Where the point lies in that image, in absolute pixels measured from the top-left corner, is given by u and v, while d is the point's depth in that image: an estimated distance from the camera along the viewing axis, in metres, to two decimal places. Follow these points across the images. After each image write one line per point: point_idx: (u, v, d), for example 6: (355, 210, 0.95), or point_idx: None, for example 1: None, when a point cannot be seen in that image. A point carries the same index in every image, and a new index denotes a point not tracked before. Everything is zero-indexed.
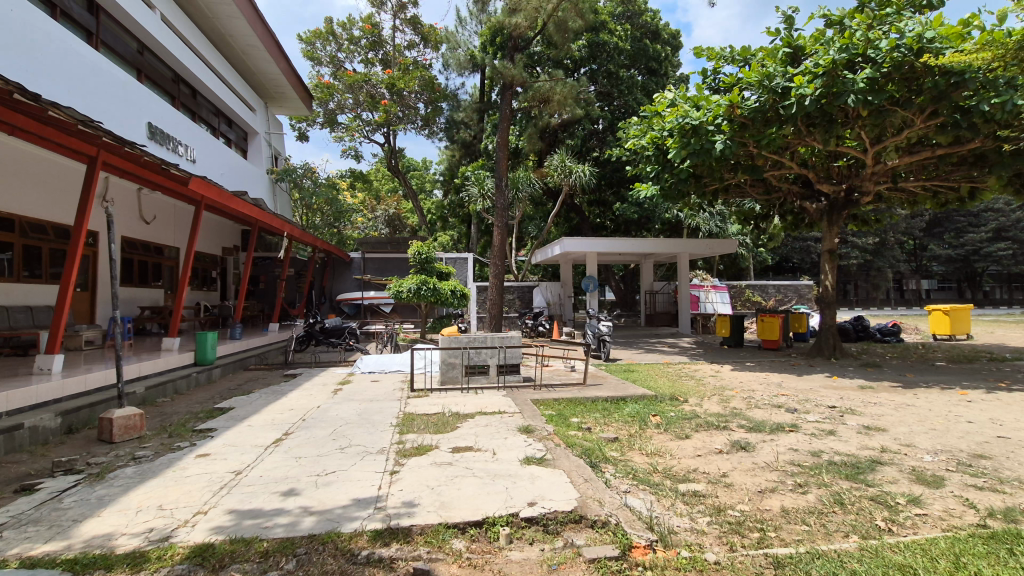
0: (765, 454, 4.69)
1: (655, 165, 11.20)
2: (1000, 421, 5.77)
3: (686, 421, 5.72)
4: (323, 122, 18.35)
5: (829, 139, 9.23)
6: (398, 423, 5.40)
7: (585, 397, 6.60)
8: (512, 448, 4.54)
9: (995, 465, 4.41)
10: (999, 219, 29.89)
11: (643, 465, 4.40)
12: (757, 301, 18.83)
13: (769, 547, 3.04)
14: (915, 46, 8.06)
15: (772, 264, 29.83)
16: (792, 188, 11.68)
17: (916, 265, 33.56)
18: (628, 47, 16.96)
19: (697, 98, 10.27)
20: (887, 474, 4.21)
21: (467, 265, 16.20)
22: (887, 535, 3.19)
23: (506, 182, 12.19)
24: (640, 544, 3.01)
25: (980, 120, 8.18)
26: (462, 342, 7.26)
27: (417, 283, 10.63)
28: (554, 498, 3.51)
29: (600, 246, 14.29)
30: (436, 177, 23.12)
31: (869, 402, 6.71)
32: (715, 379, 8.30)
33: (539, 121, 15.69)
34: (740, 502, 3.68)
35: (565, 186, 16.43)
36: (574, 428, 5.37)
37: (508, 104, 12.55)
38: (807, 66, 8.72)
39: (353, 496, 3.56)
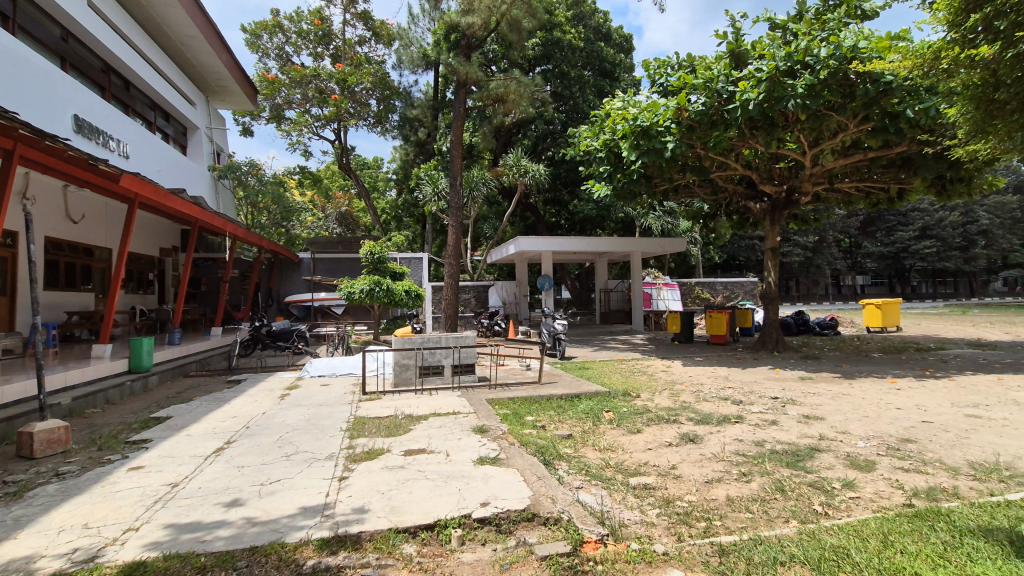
0: (711, 445, 4.84)
1: (608, 166, 11.43)
2: (925, 407, 6.19)
3: (638, 416, 5.84)
4: (269, 117, 17.68)
5: (770, 141, 9.62)
6: (348, 427, 5.26)
7: (540, 395, 6.63)
8: (465, 449, 4.50)
9: (920, 449, 4.71)
10: (924, 219, 32.06)
11: (595, 460, 4.44)
12: (706, 298, 19.48)
13: (715, 536, 3.13)
14: (848, 55, 8.50)
15: (720, 262, 30.95)
16: (737, 188, 12.15)
17: (852, 262, 35.56)
18: (582, 48, 17.19)
19: (647, 102, 10.52)
20: (824, 461, 4.42)
21: (422, 265, 16.01)
22: (823, 519, 3.34)
23: (460, 182, 12.09)
24: (591, 540, 3.04)
25: (907, 126, 8.73)
26: (416, 342, 7.14)
27: (370, 284, 10.39)
28: (507, 498, 3.49)
29: (554, 245, 14.41)
30: (390, 175, 22.76)
31: (808, 392, 7.05)
32: (666, 375, 8.51)
33: (494, 119, 15.68)
34: (687, 493, 3.78)
35: (520, 186, 16.50)
36: (528, 426, 5.38)
37: (462, 103, 12.46)
38: (750, 71, 9.06)
39: (299, 504, 3.44)
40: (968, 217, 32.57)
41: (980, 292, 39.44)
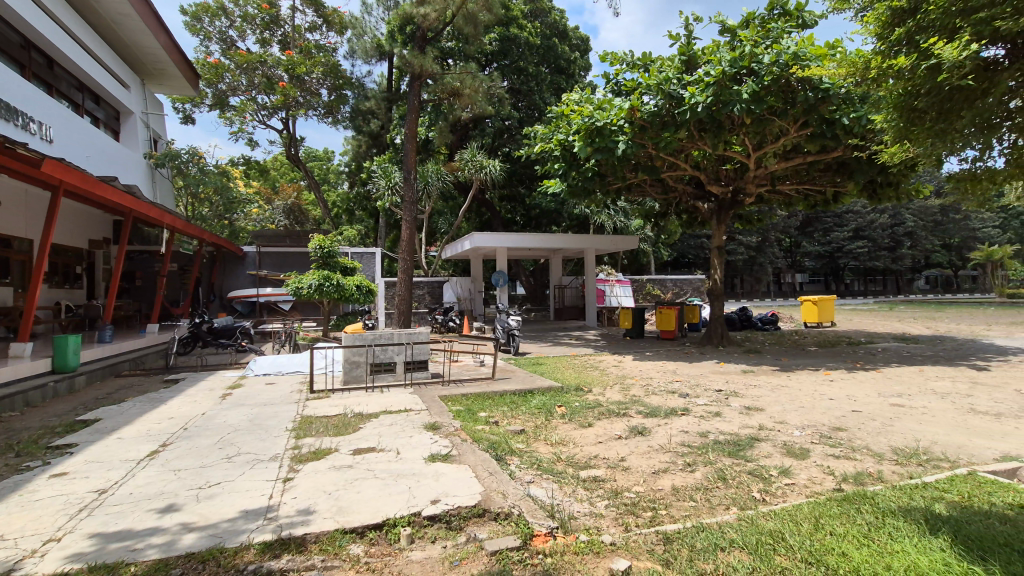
0: (659, 437, 4.99)
1: (562, 164, 11.57)
2: (854, 397, 6.61)
3: (589, 410, 5.94)
4: (211, 103, 16.85)
5: (718, 144, 9.97)
6: (294, 427, 5.09)
7: (494, 391, 6.64)
8: (416, 447, 4.44)
9: (849, 436, 5.01)
10: (857, 221, 34.15)
11: (547, 455, 4.49)
12: (656, 294, 20.04)
13: (660, 525, 3.22)
14: (790, 63, 8.89)
15: (670, 259, 31.90)
16: (686, 188, 12.54)
17: (791, 260, 37.44)
18: (538, 45, 17.26)
19: (600, 101, 10.69)
20: (762, 450, 4.64)
21: (375, 260, 15.70)
22: (761, 505, 3.50)
23: (414, 175, 11.91)
24: (541, 533, 3.07)
25: (842, 132, 9.23)
26: (367, 339, 6.97)
27: (319, 279, 10.06)
28: (458, 494, 3.48)
29: (509, 241, 14.44)
30: (342, 168, 22.21)
31: (750, 385, 7.39)
32: (617, 370, 8.69)
33: (450, 114, 15.54)
34: (635, 484, 3.88)
35: (475, 181, 16.44)
36: (481, 422, 5.37)
37: (417, 95, 12.25)
38: (699, 75, 9.32)
39: (240, 508, 3.30)
40: (896, 219, 34.90)
41: (904, 290, 42.45)
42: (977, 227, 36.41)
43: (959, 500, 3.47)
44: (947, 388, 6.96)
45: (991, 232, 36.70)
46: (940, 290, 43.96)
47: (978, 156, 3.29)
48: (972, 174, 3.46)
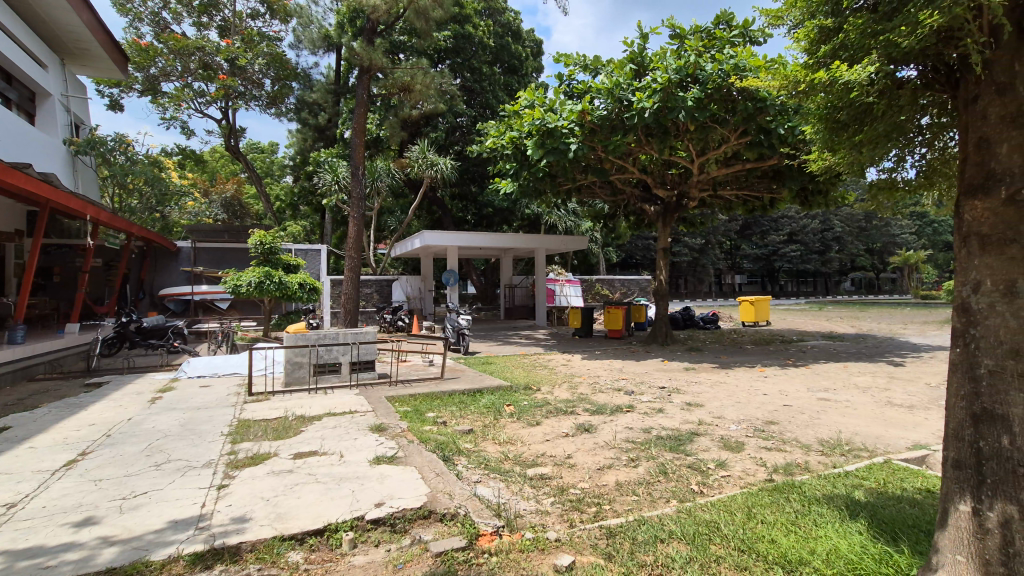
0: (604, 434, 5.10)
1: (514, 164, 11.63)
2: (785, 392, 7.01)
3: (537, 409, 6.00)
4: (141, 89, 15.84)
5: (664, 148, 10.29)
6: (230, 431, 4.85)
7: (442, 391, 6.58)
8: (361, 449, 4.34)
9: (781, 429, 5.30)
10: (791, 226, 36.20)
11: (494, 454, 4.50)
12: (604, 294, 20.49)
13: (604, 520, 3.29)
14: (731, 73, 9.31)
15: (618, 260, 32.66)
16: (634, 191, 12.89)
17: (731, 262, 39.20)
18: (491, 45, 17.24)
19: (552, 103, 10.80)
20: (701, 444, 4.83)
21: (320, 258, 15.23)
22: (699, 497, 3.65)
23: (362, 171, 11.63)
24: (486, 532, 3.07)
25: (778, 141, 9.73)
26: (310, 339, 6.76)
27: (259, 276, 9.64)
28: (403, 496, 3.43)
29: (459, 239, 14.35)
30: (286, 161, 21.43)
31: (691, 381, 7.69)
32: (566, 368, 8.82)
33: (400, 110, 15.30)
34: (580, 480, 3.95)
35: (426, 179, 16.23)
36: (428, 423, 5.31)
37: (365, 89, 11.95)
38: (647, 82, 9.60)
39: (169, 518, 3.12)
40: (826, 225, 37.21)
41: (832, 291, 45.36)
42: (896, 234, 39.38)
43: (875, 487, 3.74)
44: (867, 383, 7.49)
45: (908, 238, 39.77)
46: (863, 292, 47.27)
47: (893, 166, 3.52)
48: (887, 184, 3.70)
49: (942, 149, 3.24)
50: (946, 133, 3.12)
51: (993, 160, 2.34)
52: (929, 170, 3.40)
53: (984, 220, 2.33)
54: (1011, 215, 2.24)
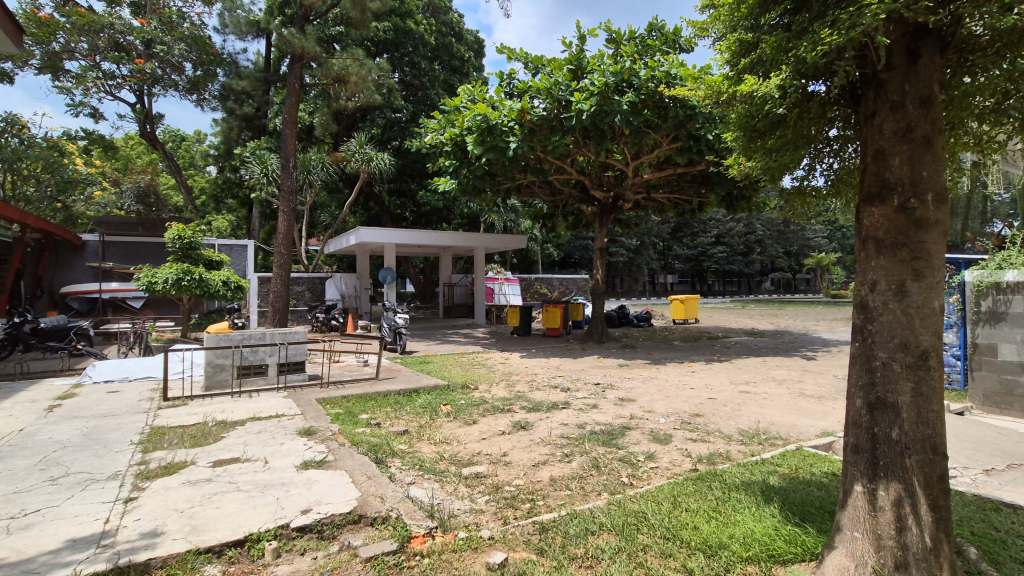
0: (540, 431, 5.16)
1: (454, 160, 11.56)
2: (711, 385, 7.40)
3: (474, 407, 5.98)
4: (39, 66, 14.35)
5: (600, 150, 10.55)
6: (141, 440, 4.50)
7: (376, 392, 6.42)
8: (288, 454, 4.16)
9: (705, 421, 5.57)
10: (718, 228, 38.24)
11: (430, 454, 4.44)
12: (543, 293, 20.76)
13: (537, 516, 3.33)
14: (663, 80, 9.67)
15: (556, 258, 33.20)
16: (572, 192, 13.11)
17: (664, 263, 40.83)
18: (432, 41, 16.99)
19: (493, 100, 10.81)
20: (632, 437, 5.00)
21: (246, 254, 14.47)
22: (629, 489, 3.77)
23: (293, 163, 11.15)
24: (419, 533, 3.02)
25: (706, 147, 10.20)
26: (233, 340, 6.39)
27: (176, 273, 8.99)
28: (331, 502, 3.30)
29: (397, 236, 14.07)
30: (210, 151, 20.19)
31: (624, 377, 7.94)
32: (504, 366, 8.84)
33: (335, 102, 14.77)
34: (516, 478, 3.97)
35: (362, 174, 15.80)
36: (361, 424, 5.17)
37: (297, 78, 11.41)
38: (585, 84, 9.81)
39: (66, 537, 2.85)
40: (750, 229, 39.58)
41: (753, 290, 48.34)
42: (810, 237, 42.47)
43: (788, 472, 4.02)
44: (783, 376, 8.04)
45: (821, 242, 43.02)
46: (781, 291, 50.66)
47: (805, 174, 3.77)
48: (800, 190, 3.96)
49: (846, 161, 3.53)
50: (850, 144, 3.39)
51: (887, 170, 2.57)
52: (836, 179, 3.67)
53: (879, 225, 2.55)
54: (901, 223, 2.47)
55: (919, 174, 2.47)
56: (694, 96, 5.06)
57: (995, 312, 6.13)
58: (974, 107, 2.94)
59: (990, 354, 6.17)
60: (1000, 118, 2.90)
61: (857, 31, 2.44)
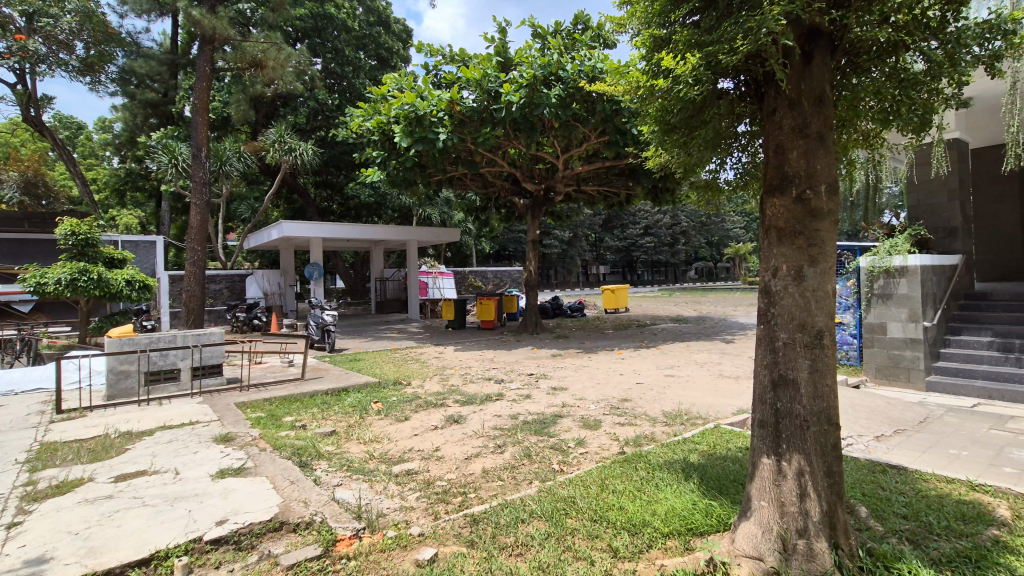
0: (473, 423, 5.16)
1: (382, 151, 11.23)
2: (639, 371, 7.70)
3: (406, 404, 5.88)
4: None
5: (530, 143, 10.61)
6: (28, 458, 4.06)
7: (301, 393, 6.16)
8: (202, 463, 3.91)
9: (633, 405, 5.79)
10: (646, 220, 39.80)
11: (359, 454, 4.32)
12: (478, 285, 20.75)
13: (468, 508, 3.33)
14: (590, 75, 9.83)
15: (491, 251, 33.29)
16: (504, 184, 13.16)
17: (596, 253, 41.98)
18: (356, 28, 16.42)
19: (421, 89, 10.63)
20: (564, 425, 5.10)
21: (156, 250, 13.43)
22: (559, 475, 3.85)
23: (205, 152, 10.40)
24: (344, 536, 2.93)
25: (631, 141, 10.51)
26: (139, 344, 5.89)
27: (71, 273, 8.17)
28: (250, 510, 3.14)
29: (324, 230, 13.57)
30: (110, 139, 18.47)
31: (557, 367, 8.10)
32: (438, 361, 8.76)
33: (251, 88, 13.92)
34: (447, 472, 3.95)
35: (284, 165, 15.05)
36: (285, 427, 4.95)
37: (207, 61, 10.59)
38: (513, 76, 9.83)
39: None
40: (675, 220, 41.45)
41: (679, 279, 50.74)
42: (729, 228, 45.18)
43: (707, 449, 4.26)
44: (703, 359, 8.52)
45: (739, 232, 45.82)
46: (704, 279, 53.52)
47: (717, 168, 3.97)
48: (712, 183, 4.16)
49: (753, 157, 3.75)
50: (756, 140, 3.60)
51: (787, 164, 2.74)
52: (744, 172, 3.89)
53: (780, 215, 2.72)
54: (799, 212, 2.66)
55: (813, 168, 2.66)
56: (611, 93, 5.19)
57: (885, 293, 6.79)
58: (861, 107, 3.19)
59: (880, 332, 6.84)
60: (883, 118, 3.17)
61: (761, 33, 2.55)
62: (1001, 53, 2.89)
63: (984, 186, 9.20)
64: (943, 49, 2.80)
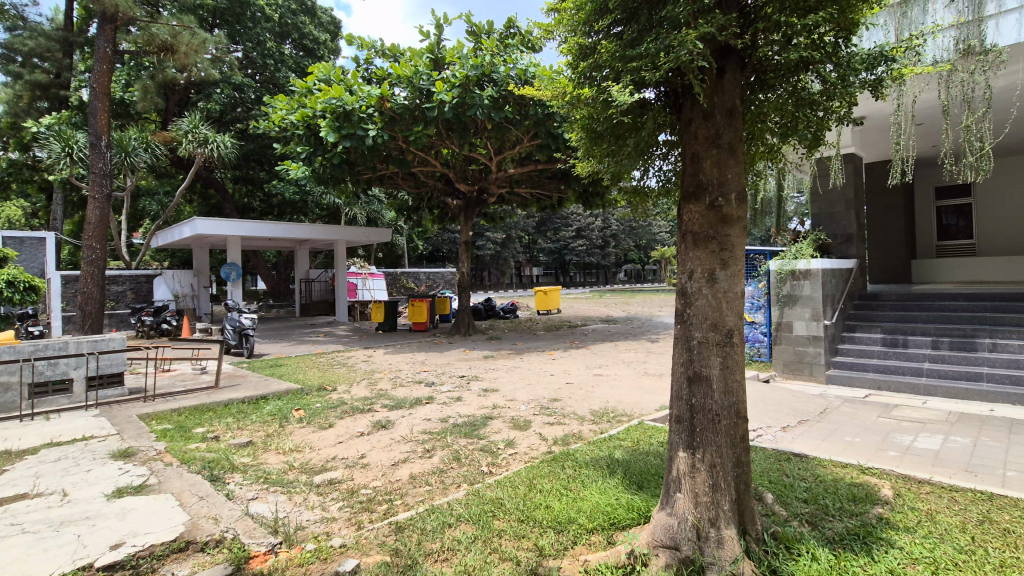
0: (401, 428, 5.05)
1: (307, 146, 10.76)
2: (568, 371, 7.87)
3: (331, 410, 5.66)
4: None
5: (463, 143, 10.57)
6: None
7: (215, 401, 5.77)
8: (96, 482, 3.56)
9: (562, 405, 5.90)
10: (578, 223, 40.92)
11: (277, 465, 4.10)
12: (410, 287, 20.41)
13: (394, 516, 3.24)
14: (522, 78, 9.93)
15: (424, 252, 32.91)
16: (437, 184, 13.02)
17: (529, 255, 42.57)
18: (279, 17, 15.67)
19: (349, 83, 10.32)
20: (494, 426, 5.11)
21: (45, 247, 12.25)
22: (488, 477, 3.85)
23: (105, 141, 9.48)
24: (259, 552, 2.76)
25: (562, 146, 10.73)
26: (22, 352, 5.31)
27: None
28: (151, 531, 2.89)
29: (243, 227, 12.82)
30: None
31: (489, 368, 8.11)
32: (366, 364, 8.52)
33: (160, 73, 12.90)
34: (373, 479, 3.84)
35: (198, 158, 14.06)
36: (195, 440, 4.61)
37: (108, 41, 9.59)
38: (445, 75, 9.75)
39: None
40: (606, 224, 42.88)
41: (609, 280, 52.51)
42: (656, 232, 47.35)
43: (631, 445, 4.42)
44: (630, 358, 8.84)
45: (665, 236, 48.11)
46: (633, 281, 55.72)
47: (641, 175, 4.12)
48: (636, 190, 4.31)
49: (673, 165, 3.92)
50: (675, 150, 3.78)
51: (702, 174, 2.88)
52: (665, 179, 4.06)
53: (696, 220, 2.86)
54: (712, 218, 2.81)
55: (724, 178, 2.82)
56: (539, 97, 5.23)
57: (791, 295, 7.34)
58: (768, 123, 3.42)
59: (787, 330, 7.38)
60: (786, 133, 3.41)
61: (678, 50, 2.65)
62: (885, 79, 3.19)
63: (875, 195, 10.18)
64: (837, 72, 3.05)
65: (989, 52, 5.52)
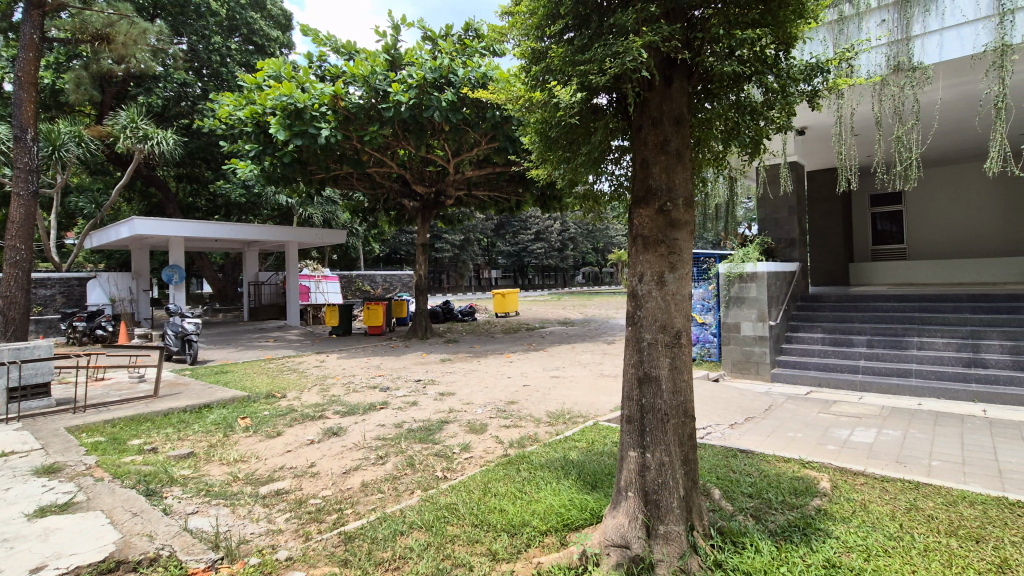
0: (353, 435, 4.92)
1: (255, 144, 10.33)
2: (525, 373, 7.89)
3: (280, 418, 5.46)
4: None
5: (420, 145, 10.45)
6: None
7: (153, 411, 5.47)
8: (16, 501, 3.30)
9: (518, 408, 5.91)
10: (537, 226, 41.24)
11: (220, 477, 3.92)
12: (366, 290, 20.01)
13: (343, 526, 3.15)
14: (479, 81, 9.91)
15: (381, 254, 32.38)
16: (393, 186, 12.82)
17: (488, 258, 42.58)
18: (226, 11, 15.11)
19: (301, 80, 10.04)
20: (450, 431, 5.06)
21: None
22: (442, 482, 3.81)
23: (31, 134, 8.83)
24: (198, 569, 2.62)
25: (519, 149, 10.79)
26: None
27: None
28: (77, 552, 2.70)
29: (187, 227, 12.24)
30: None
31: (445, 372, 8.03)
32: (318, 370, 8.28)
33: (95, 64, 12.19)
34: (323, 489, 3.73)
35: (138, 154, 13.34)
36: (130, 452, 4.36)
37: (35, 27, 8.94)
38: (402, 76, 9.62)
39: None
40: (564, 227, 43.42)
41: (568, 283, 53.09)
42: (612, 236, 48.27)
43: (586, 446, 4.47)
44: (585, 360, 8.94)
45: (621, 240, 49.14)
46: (591, 283, 56.55)
47: (595, 180, 4.15)
48: (591, 195, 4.34)
49: (626, 170, 3.98)
50: (627, 156, 3.85)
51: (651, 178, 2.95)
52: (618, 184, 4.11)
53: (646, 224, 2.92)
54: (661, 222, 2.88)
55: (671, 183, 2.90)
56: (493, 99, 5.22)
57: (739, 296, 7.62)
58: (715, 130, 3.52)
59: (735, 331, 7.66)
60: (731, 140, 3.53)
61: (625, 57, 2.71)
62: (820, 90, 3.35)
63: (817, 202, 10.69)
64: (777, 82, 3.20)
65: (915, 68, 5.91)
